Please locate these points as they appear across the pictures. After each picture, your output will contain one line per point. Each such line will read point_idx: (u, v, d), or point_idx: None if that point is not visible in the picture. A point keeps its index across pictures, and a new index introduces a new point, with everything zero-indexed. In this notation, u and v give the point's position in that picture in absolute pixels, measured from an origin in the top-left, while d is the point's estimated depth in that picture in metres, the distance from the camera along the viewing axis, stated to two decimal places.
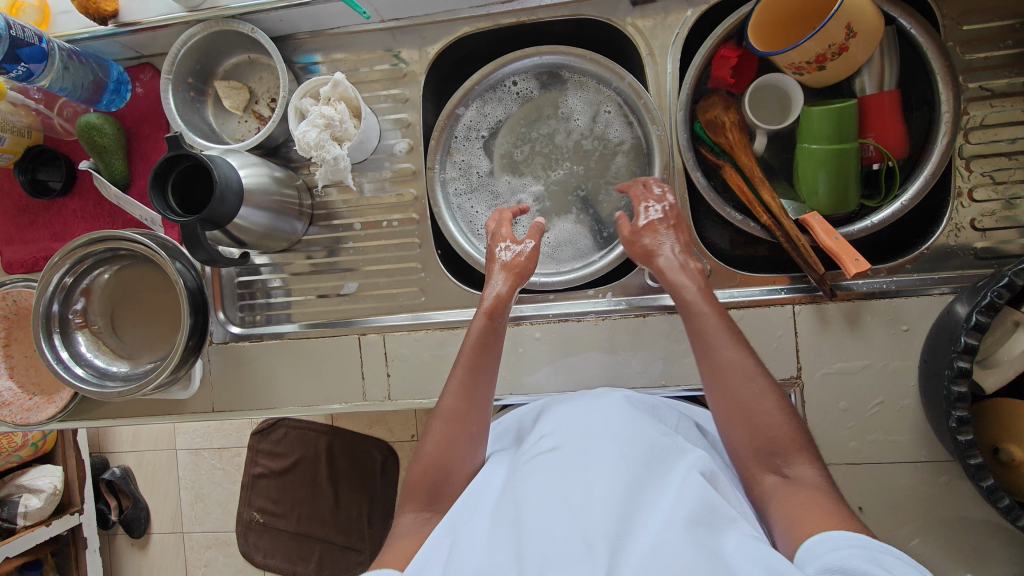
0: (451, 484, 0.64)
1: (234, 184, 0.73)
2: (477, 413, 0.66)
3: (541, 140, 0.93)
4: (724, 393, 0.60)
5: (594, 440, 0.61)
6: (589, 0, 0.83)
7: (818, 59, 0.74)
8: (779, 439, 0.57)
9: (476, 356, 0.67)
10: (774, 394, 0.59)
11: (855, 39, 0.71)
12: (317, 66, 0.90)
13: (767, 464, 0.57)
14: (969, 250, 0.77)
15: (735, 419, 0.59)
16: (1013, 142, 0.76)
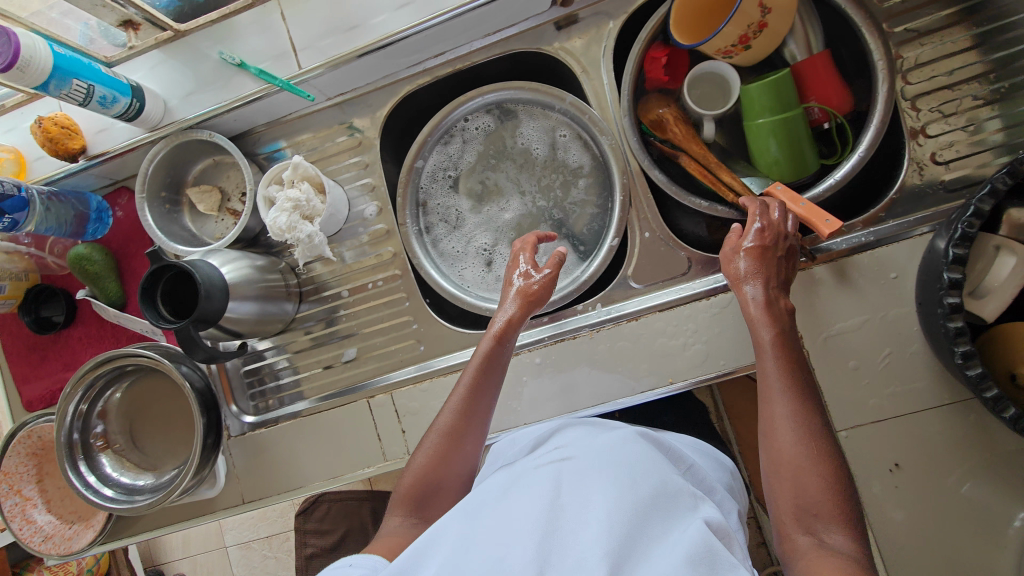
0: (439, 499, 0.68)
1: (218, 281, 0.76)
2: (473, 428, 0.70)
3: (502, 173, 0.97)
4: (775, 450, 0.62)
5: (606, 466, 0.60)
6: (516, 35, 0.87)
7: (743, 39, 0.77)
8: (824, 505, 0.58)
9: (479, 379, 0.71)
10: (834, 461, 0.59)
11: (772, 13, 0.74)
12: (281, 151, 0.95)
13: (806, 526, 0.58)
14: (937, 185, 0.77)
15: (785, 473, 0.60)
16: (950, 74, 0.78)
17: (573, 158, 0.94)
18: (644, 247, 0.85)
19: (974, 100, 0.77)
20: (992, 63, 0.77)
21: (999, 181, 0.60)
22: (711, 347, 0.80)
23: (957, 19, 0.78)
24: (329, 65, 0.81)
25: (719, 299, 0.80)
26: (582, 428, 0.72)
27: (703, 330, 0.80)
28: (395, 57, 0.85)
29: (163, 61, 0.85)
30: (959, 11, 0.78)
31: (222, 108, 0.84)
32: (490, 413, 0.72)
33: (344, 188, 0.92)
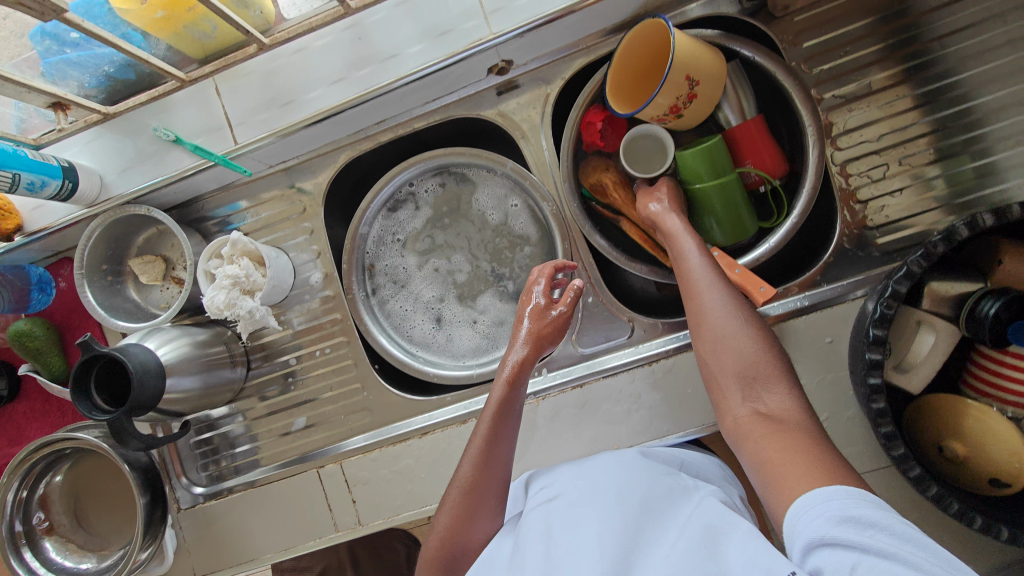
0: (467, 557, 0.66)
1: (154, 365, 0.75)
2: (496, 478, 0.68)
3: (447, 235, 0.96)
4: (709, 337, 0.69)
5: (598, 489, 0.64)
6: (455, 102, 0.86)
7: (674, 108, 0.76)
8: (759, 368, 0.65)
9: (498, 423, 0.71)
10: (760, 334, 0.68)
11: (700, 84, 0.74)
12: (242, 211, 0.93)
13: (750, 395, 0.64)
14: (870, 250, 0.78)
15: (721, 344, 0.68)
16: (880, 139, 0.78)
17: (519, 218, 0.94)
18: (588, 311, 0.86)
19: (904, 163, 0.77)
20: (935, 123, 0.77)
21: (915, 265, 0.61)
22: (655, 412, 0.81)
23: (903, 78, 0.78)
24: (266, 141, 0.81)
25: (659, 365, 0.81)
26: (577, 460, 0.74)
27: (646, 396, 0.81)
28: (333, 128, 0.84)
29: (99, 137, 0.84)
30: (903, 70, 0.78)
31: (171, 179, 0.84)
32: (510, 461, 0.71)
33: (290, 256, 0.92)
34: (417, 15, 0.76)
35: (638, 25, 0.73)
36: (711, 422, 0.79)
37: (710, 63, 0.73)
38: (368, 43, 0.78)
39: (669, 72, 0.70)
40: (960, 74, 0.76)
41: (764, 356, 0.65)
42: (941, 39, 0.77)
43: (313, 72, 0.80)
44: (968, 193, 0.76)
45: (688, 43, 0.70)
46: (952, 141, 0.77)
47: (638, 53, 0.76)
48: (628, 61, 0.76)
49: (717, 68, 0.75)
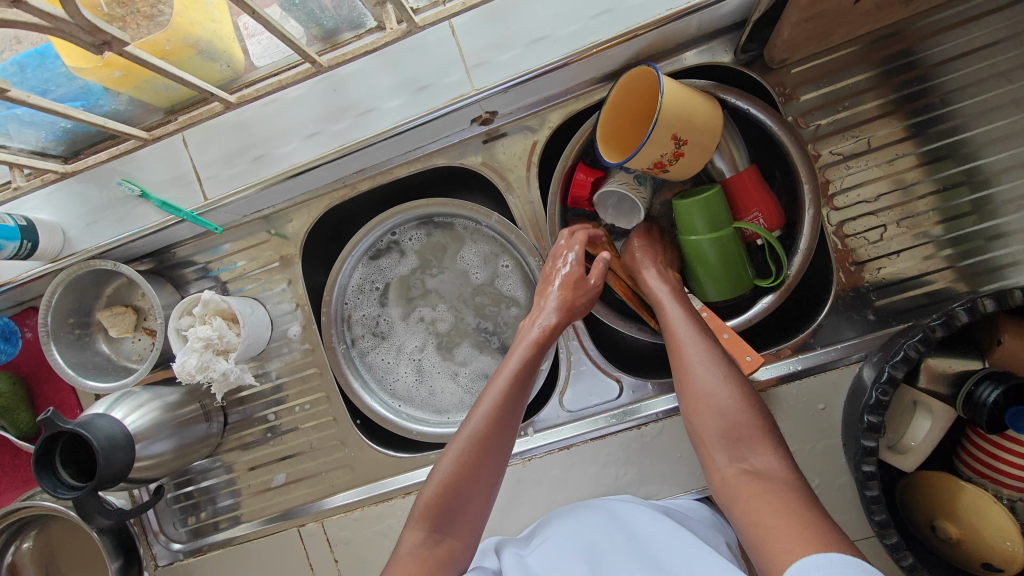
0: (462, 513, 0.62)
1: (121, 437, 0.72)
2: (505, 443, 0.66)
3: (430, 283, 0.93)
4: (692, 394, 0.64)
5: (579, 550, 0.62)
6: (438, 151, 0.82)
7: (659, 164, 0.71)
8: (743, 427, 0.60)
9: (520, 385, 0.68)
10: (744, 392, 0.63)
11: (688, 144, 0.69)
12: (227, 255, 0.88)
13: (734, 455, 0.60)
14: (866, 312, 0.76)
15: (701, 406, 0.63)
16: (877, 199, 0.76)
17: (506, 266, 0.91)
18: (577, 369, 0.84)
19: (900, 225, 0.76)
20: (938, 183, 0.75)
21: (912, 349, 0.59)
22: (644, 476, 0.79)
23: (910, 133, 0.76)
24: (239, 196, 0.77)
25: (649, 428, 0.79)
26: (567, 514, 0.70)
27: (635, 459, 0.79)
28: (311, 181, 0.80)
29: (64, 188, 0.80)
30: (908, 126, 0.76)
31: (147, 231, 0.79)
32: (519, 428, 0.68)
33: (267, 308, 0.88)
34: (396, 67, 0.73)
35: (636, 69, 0.69)
36: (702, 486, 0.77)
37: (703, 123, 0.68)
38: (345, 95, 0.75)
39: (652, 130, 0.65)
40: (969, 130, 0.74)
41: (745, 414, 0.61)
42: (947, 94, 0.75)
43: (288, 123, 0.76)
44: (971, 255, 0.74)
45: (677, 102, 0.65)
46: (959, 201, 0.75)
47: (633, 100, 0.72)
48: (621, 107, 0.72)
49: (712, 127, 0.70)
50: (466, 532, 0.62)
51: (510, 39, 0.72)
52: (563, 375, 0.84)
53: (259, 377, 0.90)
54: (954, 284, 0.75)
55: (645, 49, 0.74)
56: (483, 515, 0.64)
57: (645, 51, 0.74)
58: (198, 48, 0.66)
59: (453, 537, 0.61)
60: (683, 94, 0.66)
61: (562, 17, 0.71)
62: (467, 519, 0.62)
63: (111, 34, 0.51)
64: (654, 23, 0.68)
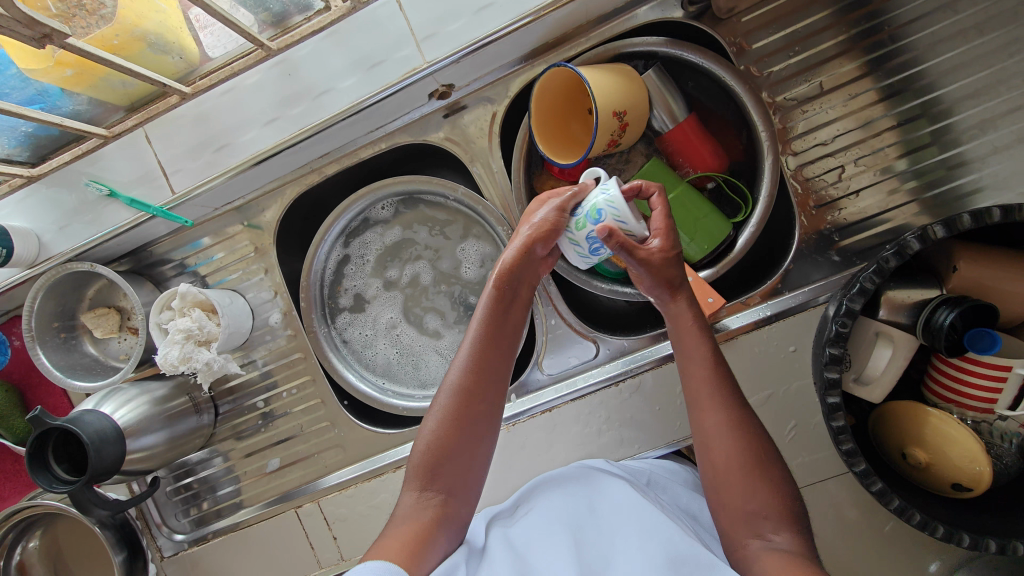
0: (453, 466, 0.64)
1: (110, 431, 0.74)
2: (486, 401, 0.65)
3: (408, 262, 0.93)
4: (720, 463, 0.62)
5: (555, 509, 0.66)
6: (400, 129, 0.83)
7: (612, 141, 0.76)
8: (769, 508, 0.58)
9: (493, 336, 0.67)
10: (762, 472, 0.60)
11: (628, 113, 0.73)
12: (205, 249, 0.89)
13: (754, 531, 0.58)
14: (832, 253, 0.77)
15: (731, 484, 0.60)
16: (835, 140, 0.77)
17: (478, 239, 0.92)
18: (551, 333, 0.86)
19: (858, 164, 0.77)
20: (898, 117, 0.76)
21: (868, 281, 0.60)
22: (625, 431, 0.80)
23: (865, 71, 0.76)
24: (205, 186, 0.78)
25: (627, 385, 0.81)
26: (547, 485, 0.73)
27: (615, 416, 0.81)
28: (277, 167, 0.81)
29: (34, 194, 0.81)
30: (862, 64, 0.76)
31: (121, 230, 0.80)
32: (502, 379, 0.67)
33: (246, 298, 0.89)
34: (346, 46, 0.74)
35: (539, 80, 0.73)
36: (680, 436, 0.79)
37: (630, 94, 0.73)
38: (299, 78, 0.75)
39: (598, 119, 0.70)
40: (923, 63, 0.75)
41: (769, 501, 0.59)
42: (897, 29, 0.75)
43: (246, 111, 0.77)
44: (935, 186, 0.75)
45: (600, 88, 0.69)
46: (918, 134, 0.75)
47: (550, 105, 0.76)
48: (546, 113, 0.76)
49: (636, 92, 0.74)
50: (455, 488, 0.64)
51: (458, 8, 0.72)
52: (542, 340, 0.86)
53: (246, 366, 0.91)
54: (920, 216, 0.75)
55: (593, 8, 0.74)
56: (473, 473, 0.65)
57: (594, 10, 0.75)
58: (148, 41, 0.67)
59: (443, 492, 0.63)
60: (599, 78, 0.70)
61: None
62: (455, 478, 0.64)
63: (51, 26, 0.52)
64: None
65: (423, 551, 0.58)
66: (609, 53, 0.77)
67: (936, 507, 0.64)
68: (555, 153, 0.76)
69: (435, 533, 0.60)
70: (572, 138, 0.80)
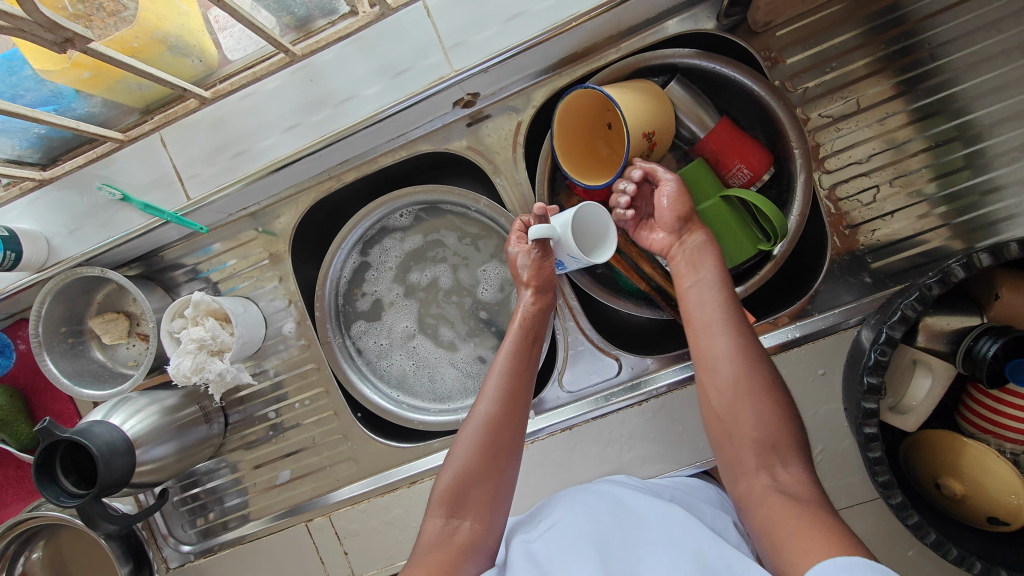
0: (480, 493, 0.63)
1: (120, 443, 0.72)
2: (512, 429, 0.66)
3: (425, 271, 0.91)
4: (722, 386, 0.63)
5: (578, 521, 0.63)
6: (421, 137, 0.81)
7: (639, 162, 0.74)
8: (781, 437, 0.59)
9: (517, 366, 0.69)
10: (775, 395, 0.61)
11: (657, 134, 0.72)
12: (217, 255, 0.87)
13: (765, 463, 0.59)
14: (863, 275, 0.75)
15: (740, 410, 0.61)
16: (869, 160, 0.75)
17: (496, 250, 0.90)
18: (572, 348, 0.84)
19: (892, 185, 0.75)
20: (933, 139, 0.74)
21: (909, 309, 0.58)
22: (647, 452, 0.79)
23: (900, 90, 0.74)
24: (221, 193, 0.76)
25: (650, 404, 0.79)
26: (567, 498, 0.71)
27: (637, 436, 0.79)
28: (295, 174, 0.79)
29: (44, 196, 0.79)
30: (897, 84, 0.74)
31: (134, 234, 0.78)
32: (527, 410, 0.69)
33: (259, 306, 0.87)
34: (371, 52, 0.72)
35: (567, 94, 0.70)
36: (703, 458, 0.78)
37: (660, 114, 0.72)
38: (321, 85, 0.73)
39: (628, 141, 0.68)
40: (960, 84, 0.73)
41: (779, 424, 0.60)
42: (936, 48, 0.73)
43: (265, 117, 0.75)
44: (969, 210, 0.73)
45: (631, 108, 0.68)
46: (953, 157, 0.74)
47: (577, 117, 0.74)
48: (572, 128, 0.74)
49: (665, 110, 0.73)
50: (482, 514, 0.63)
51: (487, 16, 0.70)
52: (563, 355, 0.84)
53: (257, 376, 0.89)
54: (953, 240, 0.74)
55: (625, 19, 0.72)
56: (499, 501, 0.65)
57: (626, 21, 0.73)
58: (168, 44, 0.64)
59: (469, 518, 0.62)
60: (631, 97, 0.69)
61: None
62: (481, 505, 0.63)
63: (73, 30, 0.50)
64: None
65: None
66: (638, 64, 0.74)
67: (971, 541, 0.62)
68: (578, 171, 0.75)
69: (463, 562, 0.59)
70: (595, 155, 0.78)
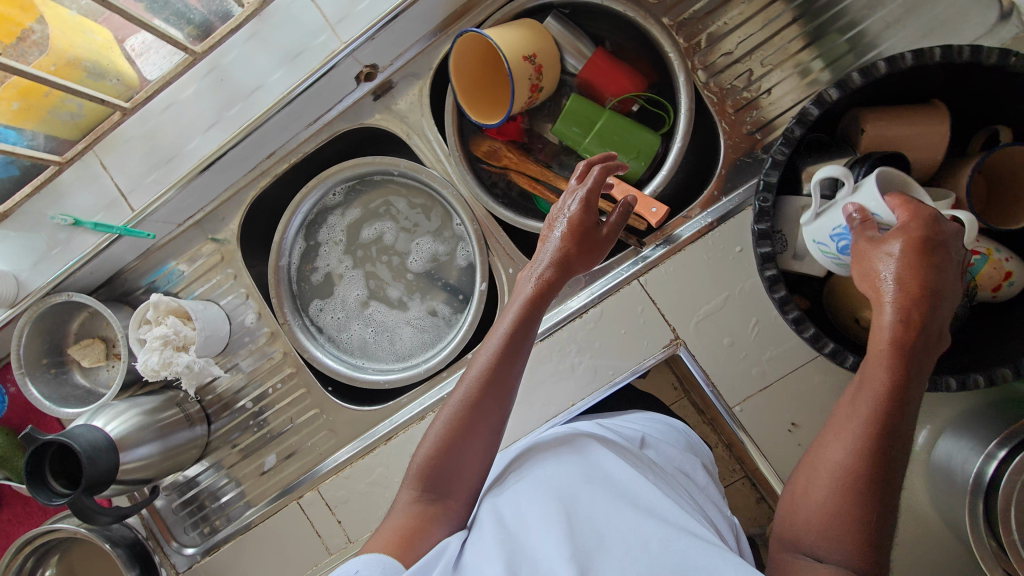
0: (456, 475, 0.61)
1: (102, 442, 0.77)
2: (493, 416, 0.62)
3: (369, 246, 0.96)
4: (820, 485, 0.51)
5: (545, 476, 0.61)
6: (337, 117, 0.88)
7: (533, 86, 0.80)
8: (840, 529, 0.48)
9: (514, 336, 0.63)
10: (867, 496, 0.48)
11: (539, 55, 0.78)
12: (176, 268, 0.94)
13: (812, 545, 0.50)
14: (758, 151, 0.80)
15: (822, 491, 0.50)
16: (738, 47, 0.80)
17: (431, 212, 0.95)
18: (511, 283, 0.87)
19: (764, 65, 0.80)
20: (797, 10, 0.79)
21: (779, 152, 0.62)
22: (597, 362, 0.82)
23: None
24: (160, 201, 0.83)
25: (591, 314, 0.83)
26: (540, 450, 0.69)
27: (585, 347, 0.83)
28: (225, 170, 0.85)
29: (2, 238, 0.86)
30: None
31: (89, 255, 0.85)
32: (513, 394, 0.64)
33: (220, 305, 0.93)
34: (269, 45, 0.79)
35: (452, 52, 0.77)
36: (651, 354, 0.81)
37: (536, 37, 0.78)
38: (231, 83, 0.81)
39: (509, 67, 0.74)
40: None
41: (851, 511, 0.48)
42: None
43: (187, 122, 0.82)
44: (846, 66, 0.78)
45: (501, 38, 0.74)
46: (819, 22, 0.78)
47: (470, 69, 0.80)
48: (467, 77, 0.80)
49: (541, 35, 0.78)
50: (459, 493, 0.61)
51: None
52: (480, 288, 0.87)
53: (230, 371, 0.94)
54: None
55: None
56: (477, 478, 0.62)
57: None
58: (85, 68, 0.73)
59: (446, 497, 0.60)
60: (499, 30, 0.75)
61: None
62: (458, 484, 0.61)
63: None
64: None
65: (413, 547, 0.56)
66: (512, 12, 0.82)
67: None
68: (484, 115, 0.80)
69: (430, 533, 0.58)
70: (496, 95, 0.84)
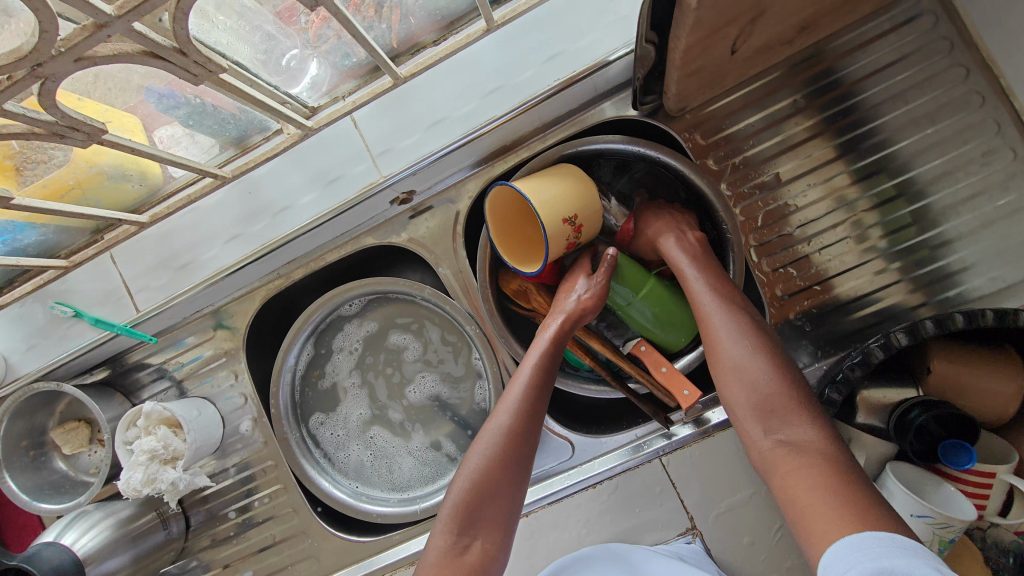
0: (487, 515, 0.62)
1: (71, 560, 0.72)
2: (529, 443, 0.66)
3: (380, 361, 0.91)
4: (727, 371, 0.60)
5: None
6: (366, 231, 0.82)
7: (570, 244, 0.73)
8: (777, 399, 0.56)
9: (543, 375, 0.68)
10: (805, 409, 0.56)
11: (579, 215, 0.71)
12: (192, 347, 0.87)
13: (775, 428, 0.56)
14: (808, 341, 0.74)
15: (730, 375, 0.60)
16: (802, 228, 0.75)
17: (448, 334, 0.90)
18: None
19: (821, 254, 0.75)
20: (874, 198, 0.74)
21: (835, 391, 0.61)
22: (606, 538, 0.77)
23: (839, 153, 0.74)
24: (184, 296, 0.80)
25: (606, 486, 0.78)
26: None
27: (594, 519, 0.77)
28: (244, 276, 0.80)
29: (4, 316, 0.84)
30: (836, 146, 0.74)
31: (85, 348, 0.81)
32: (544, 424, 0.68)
33: (218, 406, 0.88)
34: (306, 165, 0.80)
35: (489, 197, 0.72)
36: (663, 537, 0.75)
37: (580, 194, 0.71)
38: (258, 197, 0.81)
39: (544, 231, 0.68)
40: (895, 144, 0.73)
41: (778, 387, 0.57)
42: (872, 109, 0.73)
43: (206, 231, 0.82)
44: (921, 265, 0.72)
45: (540, 196, 0.68)
46: (897, 215, 0.73)
47: (512, 210, 0.75)
48: (504, 224, 0.75)
49: (589, 195, 0.72)
50: (491, 533, 0.62)
51: (410, 125, 0.78)
52: None
53: (217, 476, 0.89)
54: (910, 296, 0.73)
55: (550, 112, 0.74)
56: (508, 517, 0.64)
57: (550, 113, 0.75)
58: (105, 174, 0.68)
59: (480, 538, 0.61)
60: (538, 187, 0.69)
61: (456, 100, 0.76)
62: (490, 522, 0.62)
63: None
64: (581, 73, 0.71)
65: None
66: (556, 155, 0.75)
67: None
68: (518, 260, 0.75)
69: None
70: (533, 240, 0.78)
